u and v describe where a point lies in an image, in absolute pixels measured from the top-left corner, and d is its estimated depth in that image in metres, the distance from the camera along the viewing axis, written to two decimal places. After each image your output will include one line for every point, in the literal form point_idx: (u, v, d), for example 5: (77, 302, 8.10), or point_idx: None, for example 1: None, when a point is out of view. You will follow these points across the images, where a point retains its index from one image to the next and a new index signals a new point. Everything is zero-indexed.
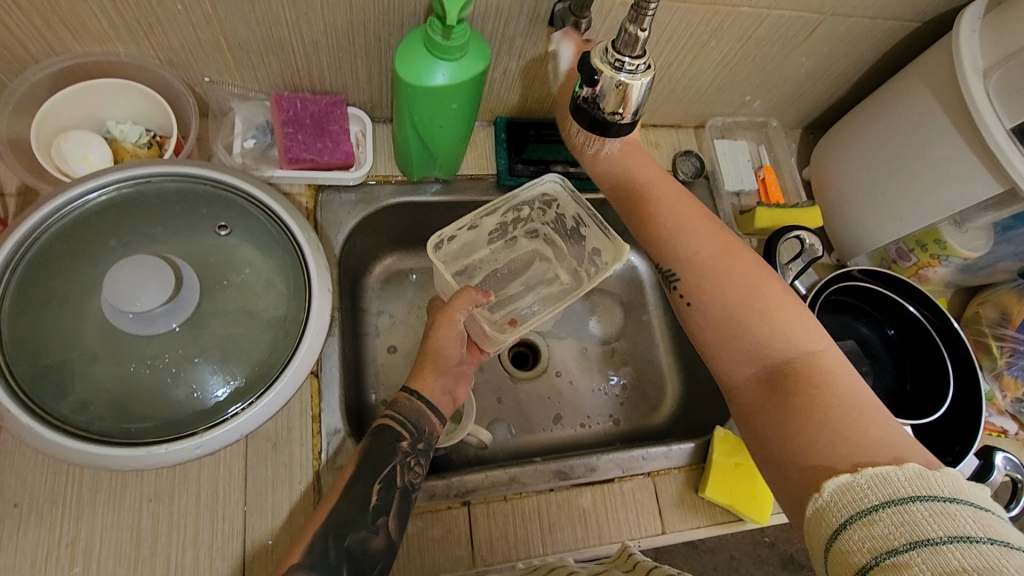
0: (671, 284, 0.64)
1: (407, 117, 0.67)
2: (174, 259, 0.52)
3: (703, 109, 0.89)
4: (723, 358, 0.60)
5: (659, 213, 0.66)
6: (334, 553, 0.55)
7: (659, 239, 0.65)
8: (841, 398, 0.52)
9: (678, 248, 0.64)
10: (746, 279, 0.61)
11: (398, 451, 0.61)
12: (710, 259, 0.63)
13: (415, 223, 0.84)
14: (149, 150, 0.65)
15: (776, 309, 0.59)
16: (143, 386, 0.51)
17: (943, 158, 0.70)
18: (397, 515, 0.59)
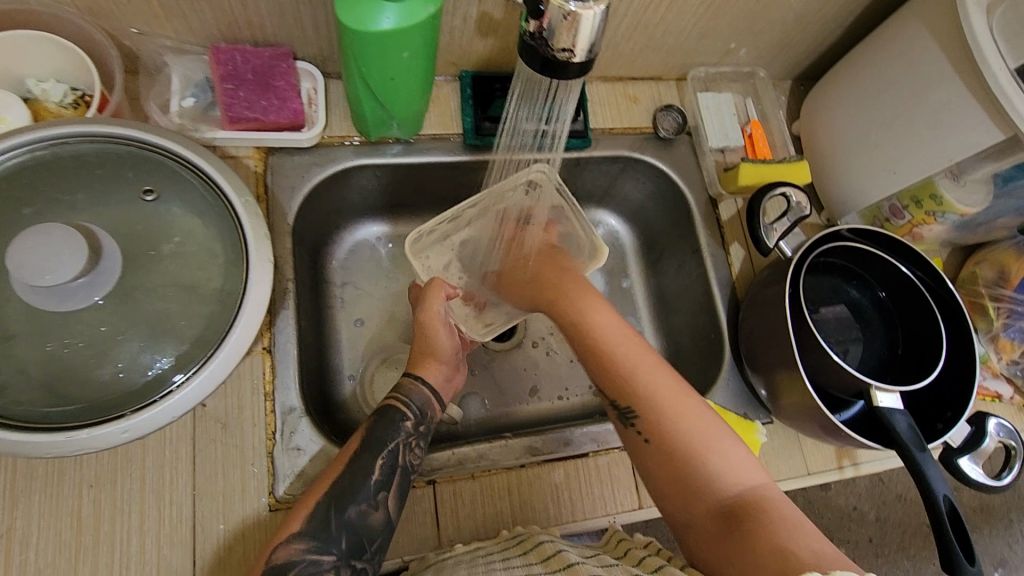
0: (627, 422, 0.60)
1: (355, 72, 0.61)
2: (92, 227, 0.47)
3: (684, 60, 0.83)
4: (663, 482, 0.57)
5: (594, 320, 0.66)
6: (336, 523, 0.54)
7: (596, 351, 0.64)
8: (770, 528, 0.50)
9: (616, 366, 0.62)
10: (678, 397, 0.60)
11: (402, 429, 0.61)
12: (649, 393, 0.60)
13: (377, 187, 0.78)
14: (74, 110, 0.59)
15: (708, 429, 0.57)
16: (60, 368, 0.46)
17: (942, 104, 0.65)
18: (397, 492, 0.58)
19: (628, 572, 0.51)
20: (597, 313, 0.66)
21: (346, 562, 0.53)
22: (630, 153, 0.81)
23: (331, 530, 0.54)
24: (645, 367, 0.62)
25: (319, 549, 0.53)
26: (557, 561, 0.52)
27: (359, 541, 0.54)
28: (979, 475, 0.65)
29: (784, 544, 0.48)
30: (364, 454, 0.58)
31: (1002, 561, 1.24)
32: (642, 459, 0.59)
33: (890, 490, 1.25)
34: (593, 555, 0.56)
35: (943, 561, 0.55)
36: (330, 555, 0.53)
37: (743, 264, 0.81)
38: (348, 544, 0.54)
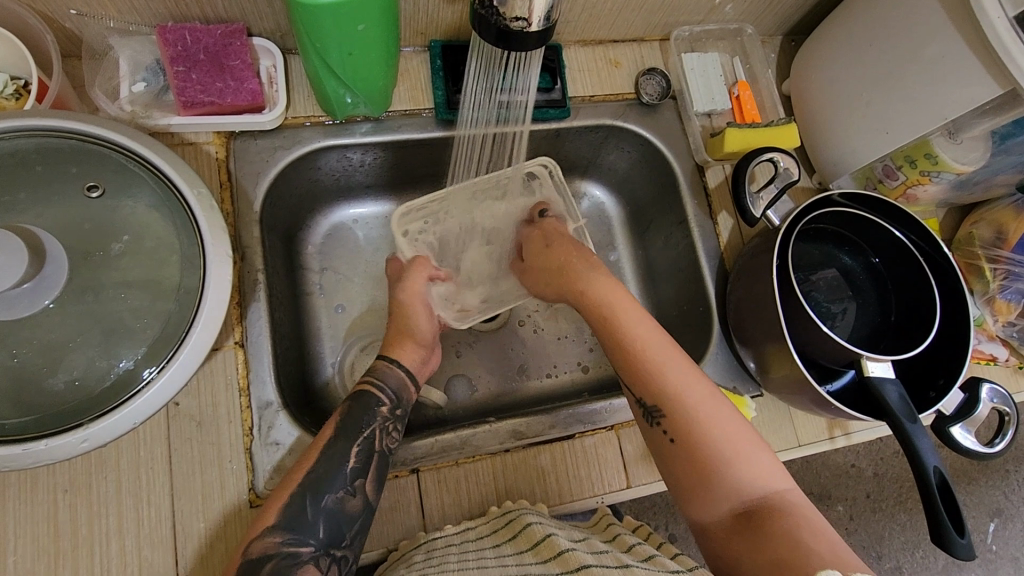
0: (655, 424, 0.58)
1: (311, 50, 0.57)
2: (32, 229, 0.44)
3: (667, 19, 0.78)
4: (688, 487, 0.55)
5: (627, 322, 0.63)
6: (312, 511, 0.53)
7: (627, 349, 0.62)
8: (800, 532, 0.48)
9: (646, 366, 0.60)
10: (701, 398, 0.57)
11: (375, 415, 0.60)
12: (678, 394, 0.58)
13: (373, 164, 0.76)
14: (15, 101, 0.56)
15: (732, 433, 0.55)
16: (14, 377, 0.45)
17: (936, 58, 0.61)
18: (374, 477, 0.57)
19: (620, 562, 0.49)
20: (626, 317, 0.64)
21: (324, 552, 0.52)
22: (612, 122, 0.78)
23: (308, 520, 0.52)
24: (674, 365, 0.59)
25: (297, 541, 0.51)
26: (547, 549, 0.50)
27: (338, 528, 0.54)
28: (971, 443, 0.64)
29: (812, 545, 0.47)
30: (339, 440, 0.57)
31: (998, 511, 1.25)
32: (667, 463, 0.57)
33: (888, 447, 1.25)
34: (582, 539, 0.55)
35: (934, 534, 0.55)
36: (307, 546, 0.52)
37: (731, 233, 0.78)
38: (327, 534, 0.53)
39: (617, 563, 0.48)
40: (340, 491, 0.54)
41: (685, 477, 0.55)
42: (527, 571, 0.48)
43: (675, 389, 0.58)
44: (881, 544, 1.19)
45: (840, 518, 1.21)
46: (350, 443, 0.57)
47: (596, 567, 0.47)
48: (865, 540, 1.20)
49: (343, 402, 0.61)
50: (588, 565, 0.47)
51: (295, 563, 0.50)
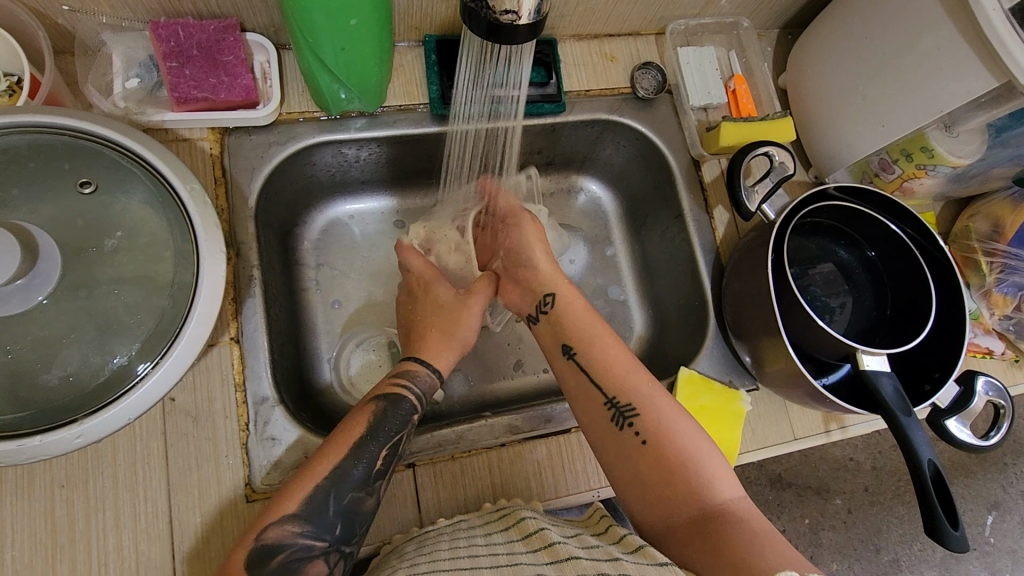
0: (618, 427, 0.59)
1: (304, 44, 0.57)
2: (25, 225, 0.44)
3: (663, 13, 0.78)
4: (644, 490, 0.56)
5: (598, 330, 0.64)
6: (333, 509, 0.53)
7: (592, 354, 0.63)
8: (752, 536, 0.49)
9: (610, 372, 0.61)
10: (662, 404, 0.59)
11: (409, 420, 0.60)
12: (648, 398, 0.59)
13: (368, 160, 0.76)
14: (8, 98, 0.56)
15: (690, 439, 0.57)
16: (9, 372, 0.45)
17: (932, 50, 0.61)
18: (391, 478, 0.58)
19: (610, 555, 0.49)
20: (587, 326, 0.65)
21: (336, 547, 0.53)
22: (607, 116, 0.78)
23: (329, 516, 0.53)
24: (636, 373, 0.61)
25: (313, 534, 0.52)
26: (539, 539, 0.51)
27: (350, 525, 0.54)
28: (967, 436, 0.64)
29: (764, 547, 0.48)
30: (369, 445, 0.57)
31: (995, 504, 1.25)
32: (625, 465, 0.57)
33: (885, 440, 1.25)
34: (575, 534, 0.55)
35: (926, 525, 0.55)
36: (322, 541, 0.52)
37: (727, 227, 0.78)
38: (342, 530, 0.53)
39: (609, 556, 0.48)
40: (341, 487, 0.54)
41: (643, 479, 0.56)
42: (517, 560, 0.49)
43: (647, 394, 0.59)
44: (879, 538, 1.20)
45: (837, 511, 1.21)
46: (378, 447, 0.57)
47: (586, 561, 0.47)
48: (862, 533, 1.21)
49: (374, 400, 0.60)
50: (578, 557, 0.48)
51: (305, 557, 0.51)
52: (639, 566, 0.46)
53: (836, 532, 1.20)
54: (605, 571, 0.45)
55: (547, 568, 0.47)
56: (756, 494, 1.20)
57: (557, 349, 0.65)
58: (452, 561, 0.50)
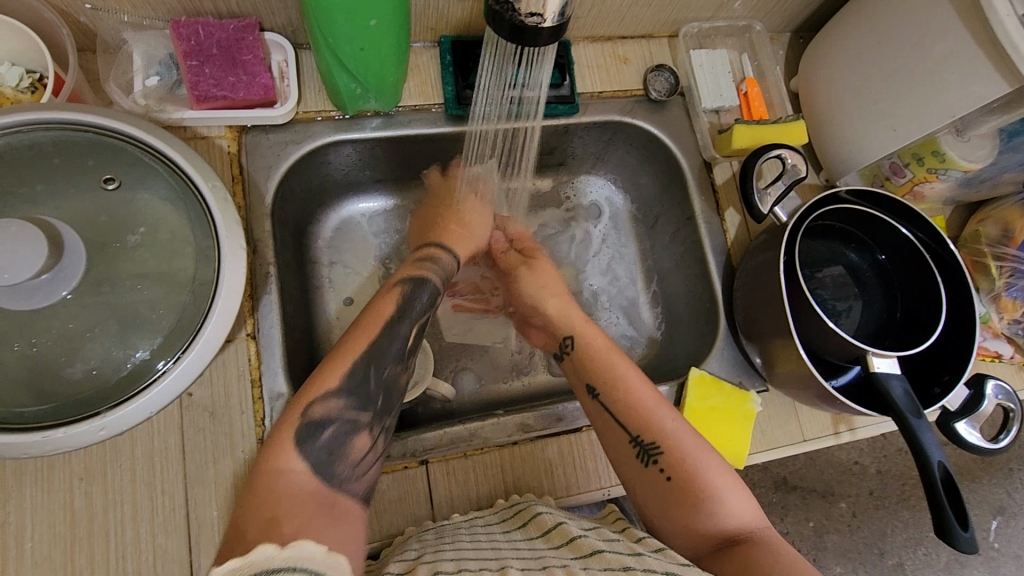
0: (646, 458, 0.59)
1: (324, 45, 0.58)
2: (51, 220, 0.45)
3: (676, 16, 0.78)
4: (676, 517, 0.57)
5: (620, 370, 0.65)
6: (374, 381, 0.55)
7: (612, 388, 0.63)
8: (781, 559, 0.51)
9: (633, 406, 0.62)
10: (683, 437, 0.60)
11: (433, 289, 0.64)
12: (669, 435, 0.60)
13: (377, 159, 0.76)
14: (31, 95, 0.57)
15: (712, 469, 0.58)
16: (34, 366, 0.46)
17: (945, 56, 0.62)
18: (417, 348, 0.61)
19: (632, 551, 0.49)
20: (610, 367, 0.65)
21: (377, 422, 0.54)
22: (620, 118, 0.78)
23: (369, 388, 0.54)
24: (656, 406, 0.62)
25: (356, 406, 0.53)
26: (559, 535, 0.51)
27: (388, 397, 0.56)
28: (976, 438, 0.64)
29: (795, 569, 0.50)
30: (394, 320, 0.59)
31: (1001, 509, 1.25)
32: (656, 495, 0.58)
33: (891, 444, 1.25)
34: (593, 530, 0.55)
35: (936, 526, 0.55)
36: (366, 413, 0.53)
37: (738, 230, 0.78)
38: (382, 403, 0.55)
39: (630, 551, 0.49)
40: (381, 360, 0.56)
41: (675, 507, 0.57)
42: (542, 553, 0.49)
43: (669, 429, 0.60)
44: (884, 541, 1.20)
45: (842, 515, 1.21)
46: (409, 323, 0.60)
47: (610, 553, 0.47)
48: (867, 537, 1.21)
49: (406, 281, 0.63)
50: (602, 550, 0.48)
51: (350, 430, 0.52)
52: (661, 562, 0.47)
53: (841, 535, 1.20)
54: (629, 565, 0.45)
55: (572, 561, 0.47)
56: (761, 496, 1.20)
57: (580, 387, 0.66)
58: (476, 551, 0.50)
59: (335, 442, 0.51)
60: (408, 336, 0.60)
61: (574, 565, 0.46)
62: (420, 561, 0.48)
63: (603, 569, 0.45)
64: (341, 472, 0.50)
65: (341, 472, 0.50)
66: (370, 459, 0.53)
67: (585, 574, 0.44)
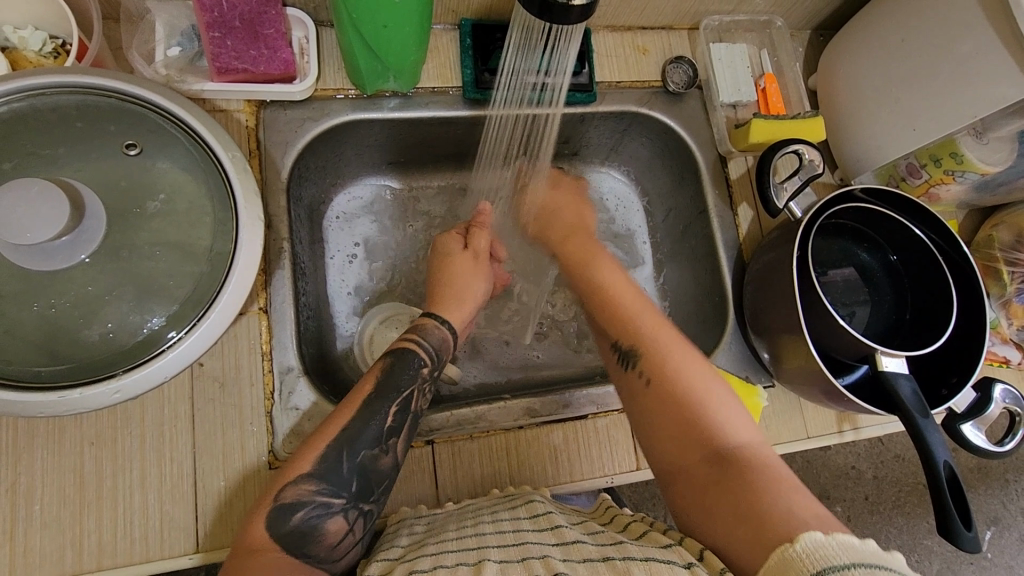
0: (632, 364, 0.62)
1: (348, 21, 0.58)
2: (72, 182, 0.45)
3: (697, 8, 0.78)
4: (656, 432, 0.57)
5: (610, 282, 0.69)
6: (347, 466, 0.54)
7: (606, 304, 0.67)
8: (760, 480, 0.49)
9: (623, 318, 0.65)
10: (674, 354, 0.61)
11: (417, 375, 0.61)
12: (659, 341, 0.62)
13: (383, 140, 0.75)
14: (54, 60, 0.58)
15: (696, 385, 0.58)
16: (52, 325, 0.46)
17: (969, 54, 0.62)
18: (406, 437, 0.58)
19: (614, 540, 0.49)
20: (613, 282, 0.69)
21: (353, 505, 0.53)
22: (637, 108, 0.78)
23: (342, 473, 0.53)
24: (652, 324, 0.64)
25: (330, 492, 0.53)
26: (546, 519, 0.52)
27: (367, 483, 0.55)
28: (983, 442, 0.65)
29: (772, 492, 0.48)
30: (377, 400, 0.57)
31: (995, 520, 1.25)
32: (639, 404, 0.60)
33: (888, 450, 1.25)
34: (581, 521, 0.55)
35: (939, 525, 0.55)
36: (339, 498, 0.53)
37: (751, 224, 0.78)
38: (358, 487, 0.54)
39: (613, 540, 0.49)
40: (353, 445, 0.55)
41: (652, 419, 0.58)
42: (525, 539, 0.49)
43: (658, 344, 0.62)
44: (878, 546, 1.20)
45: (837, 518, 1.21)
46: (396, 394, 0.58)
47: (591, 546, 0.48)
48: None
49: (384, 357, 0.61)
50: (582, 541, 0.49)
51: (326, 514, 0.52)
52: (642, 549, 0.46)
53: None
54: (610, 555, 0.45)
55: (552, 548, 0.48)
56: None
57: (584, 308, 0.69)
58: (458, 543, 0.50)
59: (308, 524, 0.51)
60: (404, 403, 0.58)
61: (554, 556, 0.46)
62: (399, 561, 0.49)
63: (582, 561, 0.45)
64: (317, 555, 0.51)
65: (318, 554, 0.51)
66: (346, 542, 0.52)
67: (563, 566, 0.44)
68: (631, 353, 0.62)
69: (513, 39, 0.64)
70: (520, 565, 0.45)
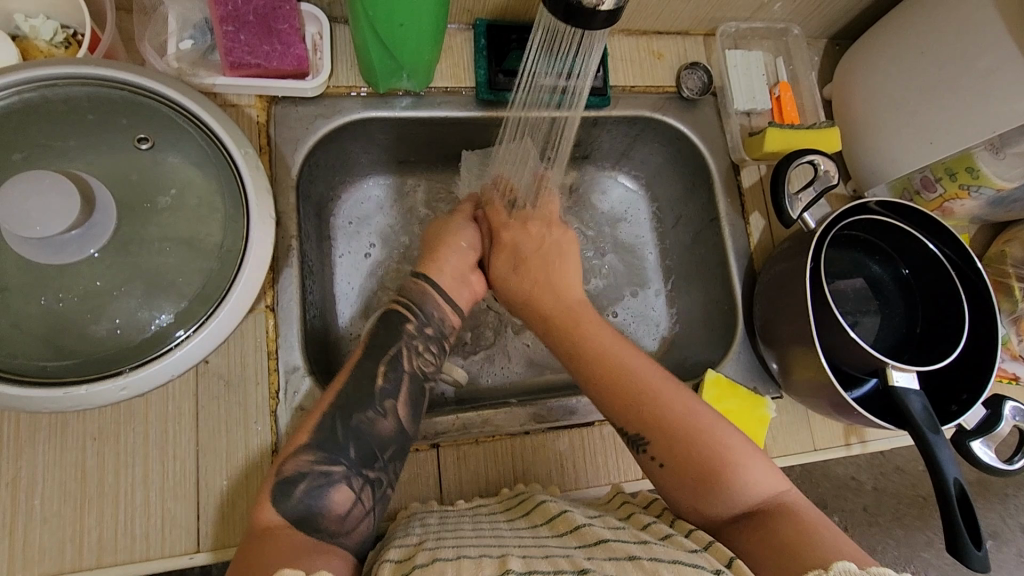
0: (639, 446, 0.57)
1: (365, 18, 0.57)
2: (82, 174, 0.44)
3: (714, 14, 0.77)
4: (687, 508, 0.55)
5: (586, 322, 0.63)
6: (342, 432, 0.54)
7: (593, 364, 0.61)
8: (806, 535, 0.49)
9: (614, 383, 0.59)
10: (677, 415, 0.57)
11: (404, 332, 0.61)
12: (655, 405, 0.58)
13: (389, 140, 0.75)
14: (65, 50, 0.57)
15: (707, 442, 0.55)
16: (58, 319, 0.46)
17: (990, 70, 0.62)
18: (406, 399, 0.58)
19: (638, 539, 0.48)
20: (591, 332, 0.62)
21: (356, 472, 0.54)
22: (651, 114, 0.77)
23: (337, 440, 0.54)
24: (643, 378, 0.59)
25: (328, 460, 0.53)
26: (563, 523, 0.51)
27: (369, 450, 0.55)
28: (990, 458, 0.64)
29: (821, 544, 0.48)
30: (367, 359, 0.58)
31: (994, 534, 1.24)
32: (661, 482, 0.56)
33: (889, 462, 1.24)
34: (598, 517, 0.55)
35: (949, 544, 0.55)
36: (339, 466, 0.53)
37: (762, 233, 0.78)
38: (357, 454, 0.54)
39: (635, 539, 0.48)
40: (347, 410, 0.55)
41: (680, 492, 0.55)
42: (541, 541, 0.48)
43: (658, 407, 0.57)
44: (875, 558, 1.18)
45: None
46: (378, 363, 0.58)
47: (614, 543, 0.47)
48: None
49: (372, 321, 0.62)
50: (606, 540, 0.47)
51: (326, 482, 0.52)
52: (668, 550, 0.46)
53: None
54: (635, 555, 0.44)
55: (575, 550, 0.46)
56: None
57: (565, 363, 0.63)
58: (478, 539, 0.49)
59: (311, 496, 0.51)
60: (396, 358, 0.59)
61: (577, 555, 0.45)
62: (420, 549, 0.48)
63: (607, 559, 0.44)
64: (327, 529, 0.50)
65: (326, 528, 0.51)
66: (356, 510, 0.52)
67: (589, 564, 0.43)
68: (636, 431, 0.57)
69: (535, 41, 0.63)
70: (545, 561, 0.44)
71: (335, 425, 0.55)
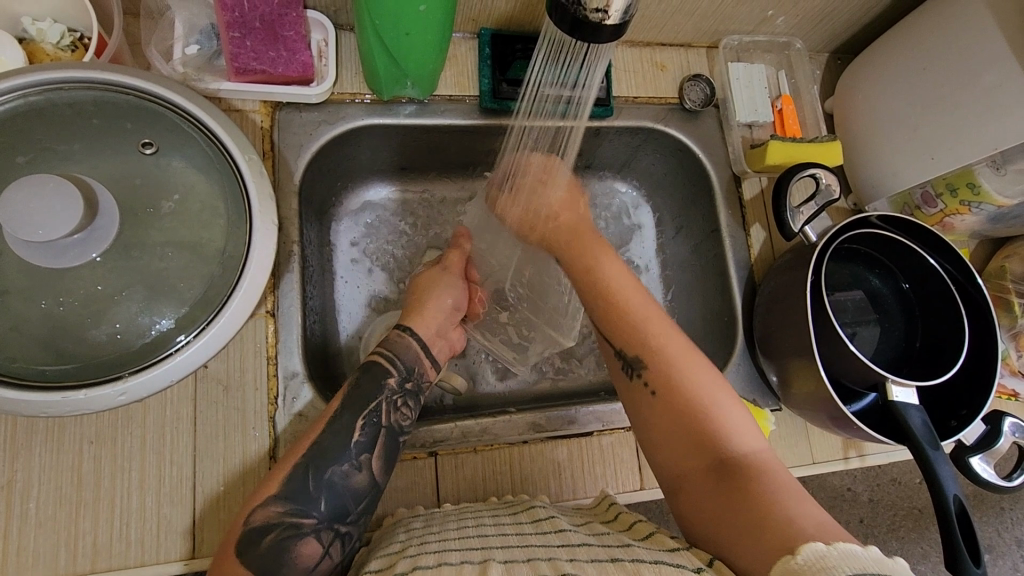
0: (635, 373, 0.60)
1: (371, 27, 0.58)
2: (87, 179, 0.44)
3: (717, 27, 0.78)
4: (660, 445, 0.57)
5: (604, 261, 0.67)
6: (314, 483, 0.52)
7: (605, 297, 0.64)
8: (774, 490, 0.49)
9: (621, 314, 0.63)
10: (679, 354, 0.60)
11: (385, 387, 0.59)
12: (657, 340, 0.61)
13: (390, 147, 0.75)
14: (72, 53, 0.57)
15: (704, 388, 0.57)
16: (57, 323, 0.45)
17: (992, 88, 0.62)
18: (382, 454, 0.56)
19: (621, 543, 0.48)
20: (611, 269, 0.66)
21: (327, 525, 0.52)
22: (653, 125, 0.78)
23: (309, 491, 0.52)
24: (648, 317, 0.63)
25: (299, 512, 0.51)
26: (549, 524, 0.51)
27: (342, 503, 0.53)
28: (989, 475, 0.64)
29: (782, 499, 0.48)
30: (347, 409, 0.56)
31: (989, 547, 1.24)
32: (645, 411, 0.59)
33: (885, 474, 1.22)
34: (585, 523, 0.55)
35: (948, 559, 0.55)
36: (310, 517, 0.51)
37: (763, 246, 0.78)
38: (328, 507, 0.52)
39: (619, 543, 0.48)
40: (323, 459, 0.53)
41: (661, 423, 0.57)
42: (529, 542, 0.48)
43: (656, 344, 0.60)
44: None
45: None
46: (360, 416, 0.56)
47: (598, 547, 0.46)
48: None
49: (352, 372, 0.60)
50: (591, 544, 0.47)
51: (297, 533, 0.50)
52: (652, 551, 0.45)
53: None
54: (618, 557, 0.44)
55: (559, 550, 0.46)
56: None
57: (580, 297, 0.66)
58: (461, 543, 0.49)
59: (280, 545, 0.49)
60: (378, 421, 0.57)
61: (561, 557, 0.44)
62: (401, 556, 0.47)
63: (589, 561, 0.44)
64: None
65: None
66: (324, 564, 0.51)
67: (570, 567, 0.42)
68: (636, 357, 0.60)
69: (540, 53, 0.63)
70: (526, 566, 0.43)
71: (307, 475, 0.52)
